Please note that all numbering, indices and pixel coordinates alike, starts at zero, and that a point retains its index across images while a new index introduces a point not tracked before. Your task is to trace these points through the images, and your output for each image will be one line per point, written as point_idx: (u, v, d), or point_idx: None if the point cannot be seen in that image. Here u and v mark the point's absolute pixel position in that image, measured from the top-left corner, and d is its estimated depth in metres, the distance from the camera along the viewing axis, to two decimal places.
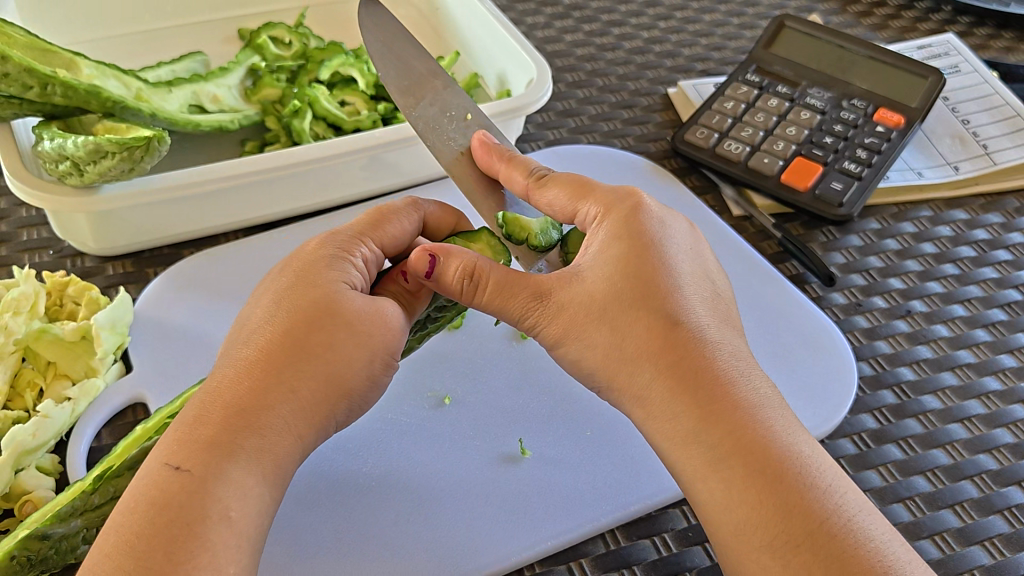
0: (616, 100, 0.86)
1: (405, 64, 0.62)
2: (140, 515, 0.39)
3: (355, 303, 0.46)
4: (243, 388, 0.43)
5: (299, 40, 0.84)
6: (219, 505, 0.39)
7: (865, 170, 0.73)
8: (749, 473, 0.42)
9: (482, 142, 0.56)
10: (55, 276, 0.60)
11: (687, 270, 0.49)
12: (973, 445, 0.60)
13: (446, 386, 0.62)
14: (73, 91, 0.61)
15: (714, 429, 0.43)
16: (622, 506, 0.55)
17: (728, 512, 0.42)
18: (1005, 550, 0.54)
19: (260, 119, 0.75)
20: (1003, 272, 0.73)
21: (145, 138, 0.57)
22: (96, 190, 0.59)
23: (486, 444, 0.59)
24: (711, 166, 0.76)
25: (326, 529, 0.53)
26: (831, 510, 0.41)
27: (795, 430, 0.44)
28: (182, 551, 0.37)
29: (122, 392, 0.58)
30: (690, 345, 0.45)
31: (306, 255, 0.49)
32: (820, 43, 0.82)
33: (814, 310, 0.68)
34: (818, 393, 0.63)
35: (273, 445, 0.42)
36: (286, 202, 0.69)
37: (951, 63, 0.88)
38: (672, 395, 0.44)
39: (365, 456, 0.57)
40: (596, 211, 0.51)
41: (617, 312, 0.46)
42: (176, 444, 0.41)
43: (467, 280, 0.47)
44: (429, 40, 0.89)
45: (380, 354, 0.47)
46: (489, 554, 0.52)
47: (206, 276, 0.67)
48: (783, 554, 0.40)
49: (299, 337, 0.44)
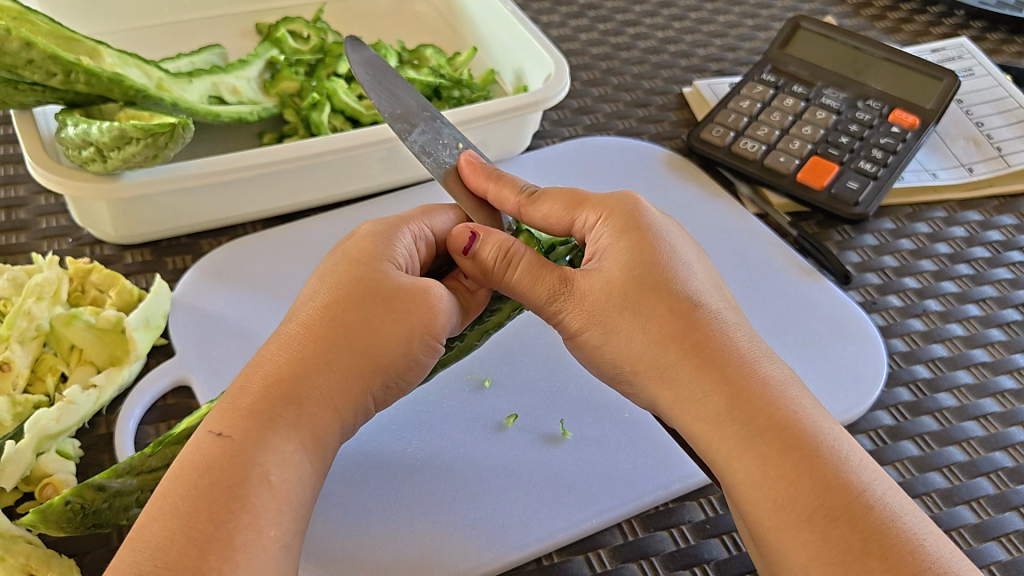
0: (631, 99, 0.86)
1: (397, 97, 0.59)
2: (186, 478, 0.39)
3: (397, 280, 0.47)
4: (282, 359, 0.44)
5: (317, 35, 0.84)
6: (260, 469, 0.40)
7: (881, 170, 0.73)
8: (784, 448, 0.42)
9: (469, 161, 0.55)
10: (79, 263, 0.61)
11: (694, 262, 0.51)
12: (989, 442, 0.60)
13: (486, 369, 0.63)
14: (96, 78, 0.61)
15: (745, 407, 0.44)
16: (664, 486, 0.56)
17: (762, 489, 0.42)
18: (1022, 546, 0.55)
19: (278, 112, 0.75)
20: (1017, 273, 0.73)
21: (169, 125, 0.57)
22: (118, 177, 0.60)
23: (526, 427, 0.59)
24: (726, 164, 0.77)
25: (352, 509, 0.53)
26: (864, 483, 0.42)
27: (820, 410, 0.45)
28: (226, 512, 0.38)
29: (165, 375, 0.59)
30: (709, 327, 0.46)
31: (361, 232, 0.51)
32: (835, 44, 0.83)
33: (845, 299, 0.69)
34: (849, 378, 0.63)
35: (311, 417, 0.43)
36: (311, 191, 0.69)
37: (964, 66, 0.89)
38: (699, 375, 0.45)
39: (405, 437, 0.57)
40: (595, 216, 0.52)
41: (638, 296, 0.47)
42: (221, 413, 0.42)
43: (501, 259, 0.50)
44: (446, 37, 0.90)
45: (418, 332, 0.46)
46: (526, 534, 0.53)
47: (244, 262, 0.67)
48: (822, 526, 0.40)
49: (337, 311, 0.45)
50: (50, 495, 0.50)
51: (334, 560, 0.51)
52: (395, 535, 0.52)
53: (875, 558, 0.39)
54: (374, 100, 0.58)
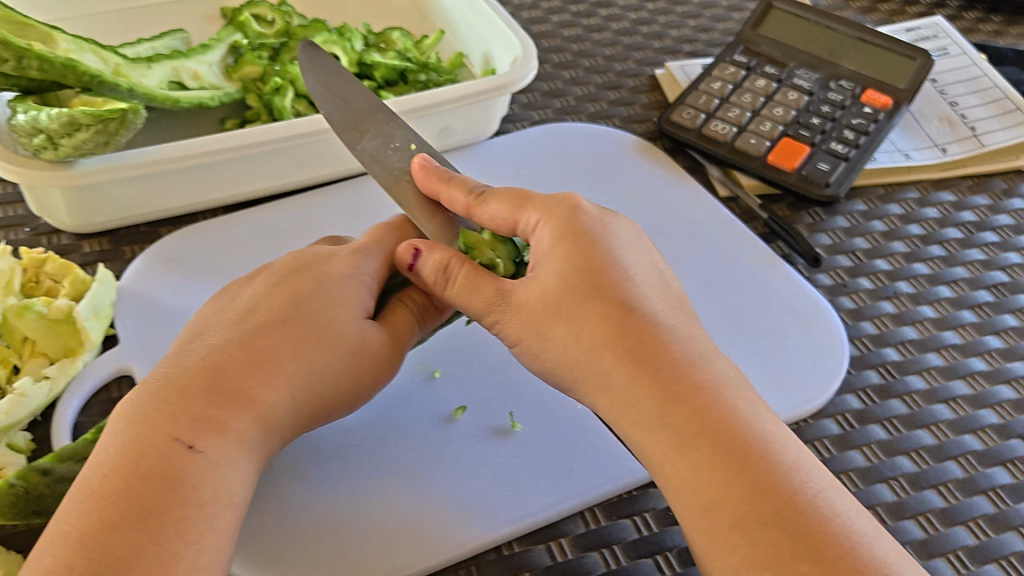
0: (602, 81, 0.85)
1: (348, 101, 0.62)
2: (151, 487, 0.39)
3: (351, 328, 0.50)
4: (246, 377, 0.45)
5: (282, 19, 0.82)
6: (228, 491, 0.42)
7: (852, 151, 0.73)
8: (717, 452, 0.42)
9: (422, 165, 0.56)
10: (33, 253, 0.60)
11: (635, 264, 0.50)
12: (958, 425, 0.60)
13: (437, 360, 0.61)
14: (50, 64, 0.60)
15: (677, 412, 0.43)
16: (614, 478, 0.55)
17: (695, 494, 0.41)
18: (989, 530, 0.54)
19: (240, 97, 0.73)
20: (990, 254, 0.72)
21: (120, 110, 0.56)
22: (72, 164, 0.58)
23: (478, 418, 0.58)
24: (697, 146, 0.76)
25: (302, 502, 0.52)
26: (796, 486, 0.41)
27: (757, 411, 0.45)
28: (195, 530, 0.39)
29: (105, 366, 0.58)
30: (647, 331, 0.46)
31: (326, 267, 0.53)
32: (808, 24, 0.82)
33: (807, 288, 0.68)
34: (810, 368, 0.62)
35: (261, 444, 0.45)
36: (264, 180, 0.68)
37: (939, 45, 0.88)
38: (633, 381, 0.44)
39: (364, 426, 0.57)
40: (537, 218, 0.51)
41: (573, 306, 0.47)
42: (180, 418, 0.42)
43: (440, 274, 0.51)
44: (415, 19, 0.88)
45: (370, 379, 0.51)
46: (474, 528, 0.52)
47: (193, 253, 0.66)
48: (751, 531, 0.39)
49: (297, 343, 0.48)
50: None
51: (276, 557, 0.50)
52: (350, 527, 0.51)
53: (805, 561, 0.38)
54: (325, 109, 0.62)
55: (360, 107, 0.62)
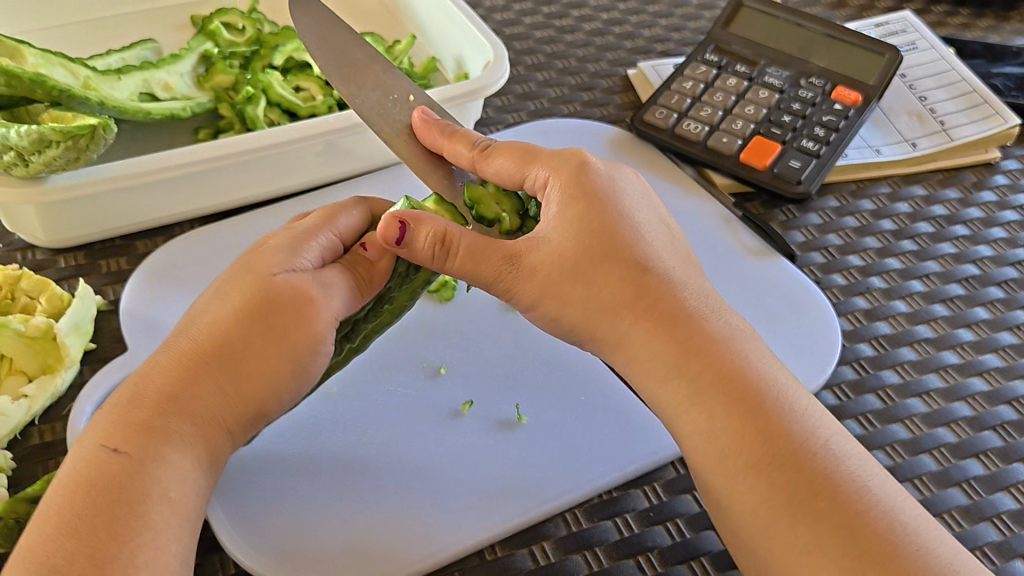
0: (576, 83, 0.85)
1: (343, 50, 0.61)
2: (79, 496, 0.39)
3: (286, 286, 0.46)
4: (174, 374, 0.44)
5: (254, 26, 0.82)
6: (159, 487, 0.40)
7: (823, 148, 0.73)
8: (730, 400, 0.45)
9: (422, 120, 0.56)
10: (8, 270, 0.60)
11: (644, 219, 0.52)
12: (932, 418, 0.61)
13: (440, 356, 0.62)
14: (18, 79, 0.59)
15: (694, 364, 0.46)
16: (620, 468, 0.56)
17: (712, 440, 0.45)
18: (963, 521, 0.55)
19: (213, 106, 0.73)
20: (961, 247, 0.73)
21: (89, 126, 0.56)
22: (44, 181, 0.58)
23: (484, 412, 0.59)
24: (670, 146, 0.76)
25: (283, 509, 0.52)
26: (807, 432, 0.45)
27: (767, 360, 0.48)
28: (125, 530, 0.39)
29: (113, 374, 0.57)
30: (661, 289, 0.49)
31: (264, 246, 0.49)
32: (777, 23, 0.82)
33: (798, 274, 0.69)
34: (804, 355, 0.64)
35: (207, 432, 0.43)
36: (245, 188, 0.68)
37: (907, 40, 0.89)
38: (652, 337, 0.47)
39: (364, 429, 0.57)
40: (545, 174, 0.51)
41: (589, 266, 0.48)
42: (111, 424, 0.42)
43: (439, 246, 0.47)
44: (387, 24, 0.88)
45: (308, 346, 0.46)
46: (481, 520, 0.53)
47: (192, 257, 0.66)
48: (767, 473, 0.43)
49: (230, 329, 0.45)
50: None
51: (288, 553, 0.50)
52: (332, 535, 0.51)
53: (822, 498, 0.42)
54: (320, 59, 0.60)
55: (356, 55, 0.61)
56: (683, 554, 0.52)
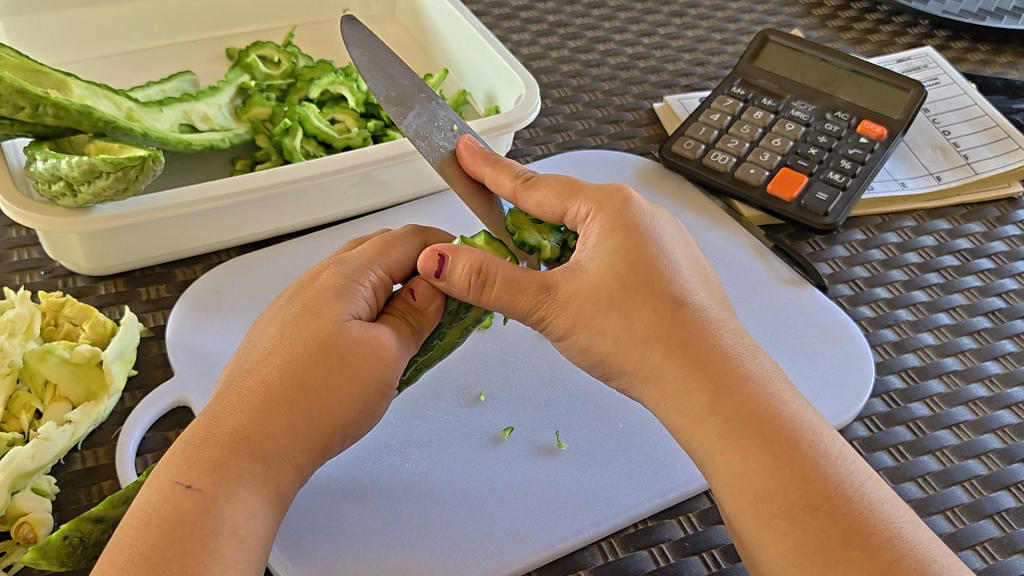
0: (603, 115, 0.87)
1: (392, 78, 0.61)
2: (153, 530, 0.41)
3: (352, 333, 0.48)
4: (245, 414, 0.45)
5: (288, 59, 0.84)
6: (230, 523, 0.42)
7: (849, 180, 0.74)
8: (765, 443, 0.45)
9: (467, 147, 0.56)
10: (52, 296, 0.62)
11: (682, 257, 0.51)
12: (963, 451, 0.61)
13: (482, 383, 0.63)
14: (65, 112, 0.61)
15: (726, 405, 0.46)
16: (660, 494, 0.57)
17: (745, 483, 0.45)
18: (996, 553, 0.55)
19: (250, 137, 0.75)
20: (986, 280, 0.74)
21: (139, 158, 0.57)
22: (89, 211, 0.59)
23: (523, 438, 0.60)
24: (698, 177, 0.78)
25: (329, 537, 0.53)
26: (842, 476, 0.45)
27: (802, 404, 0.48)
28: (197, 564, 0.40)
29: (164, 397, 0.59)
30: (696, 325, 0.48)
31: (319, 284, 0.50)
32: (804, 57, 0.84)
33: (831, 306, 0.70)
34: (838, 384, 0.65)
35: (277, 472, 0.45)
36: (289, 217, 0.70)
37: (930, 75, 0.90)
38: (683, 373, 0.47)
39: (403, 455, 0.58)
40: (587, 209, 0.52)
41: (624, 299, 0.48)
42: (183, 462, 0.43)
43: (475, 279, 0.48)
44: (417, 58, 0.90)
45: (374, 387, 0.48)
46: (522, 546, 0.54)
47: (238, 285, 0.68)
48: (802, 517, 0.44)
49: (298, 372, 0.46)
50: (25, 535, 0.50)
51: None
52: (373, 562, 0.52)
53: (856, 547, 0.43)
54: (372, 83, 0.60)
55: (405, 85, 0.61)
56: None
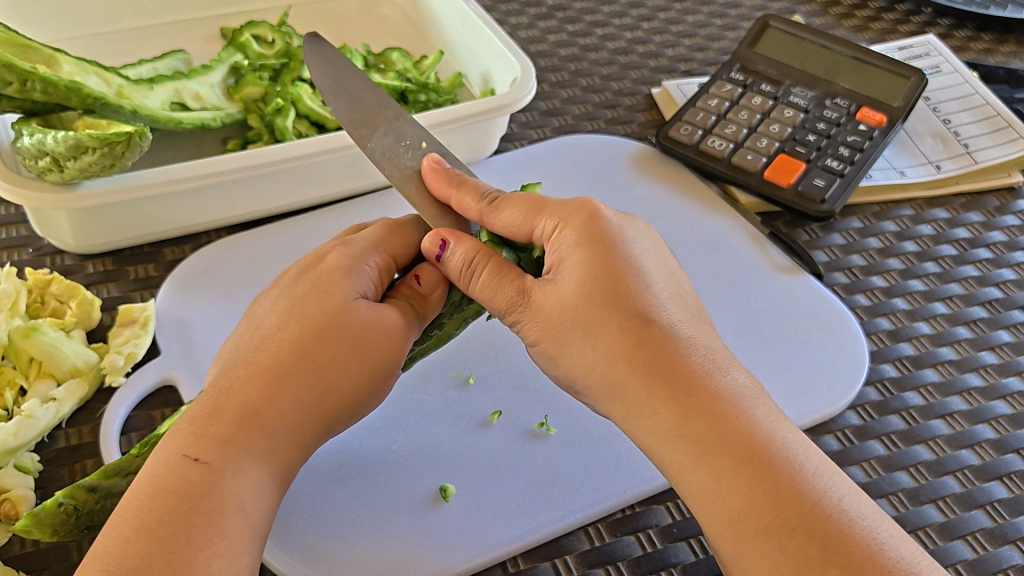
0: (600, 100, 0.86)
1: (356, 97, 0.60)
2: (159, 501, 0.40)
3: (362, 311, 0.48)
4: (255, 389, 0.44)
5: (282, 39, 0.83)
6: (236, 498, 0.41)
7: (848, 168, 0.73)
8: (737, 463, 0.43)
9: (432, 167, 0.54)
10: (39, 274, 0.61)
11: (653, 271, 0.49)
12: (956, 441, 0.60)
13: (470, 366, 0.63)
14: (53, 87, 0.60)
15: (695, 425, 0.44)
16: (648, 480, 0.56)
17: (718, 503, 0.43)
18: (988, 544, 0.55)
19: (242, 117, 0.74)
20: (984, 270, 0.73)
21: (126, 134, 0.56)
22: (76, 187, 0.59)
23: (512, 423, 0.59)
24: (694, 162, 0.77)
25: (313, 518, 0.53)
26: (820, 493, 0.42)
27: (776, 419, 0.45)
28: (203, 538, 0.39)
29: (150, 375, 0.59)
30: (665, 342, 0.45)
31: (326, 263, 0.50)
32: (804, 43, 0.83)
33: (828, 294, 0.69)
34: (833, 372, 0.64)
35: (281, 450, 0.44)
36: (280, 197, 0.69)
37: (932, 63, 0.89)
38: (650, 393, 0.45)
39: (389, 437, 0.57)
40: (553, 225, 0.50)
41: (589, 315, 0.46)
42: (191, 436, 0.43)
43: (467, 268, 0.50)
44: (414, 39, 0.89)
45: (382, 365, 0.48)
46: (509, 530, 0.53)
47: (226, 263, 0.67)
48: (778, 538, 0.41)
49: (307, 348, 0.46)
50: (7, 512, 0.50)
51: (319, 557, 0.51)
52: (359, 544, 0.52)
53: (835, 566, 0.40)
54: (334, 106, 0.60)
55: (369, 102, 0.60)
56: (706, 569, 0.52)
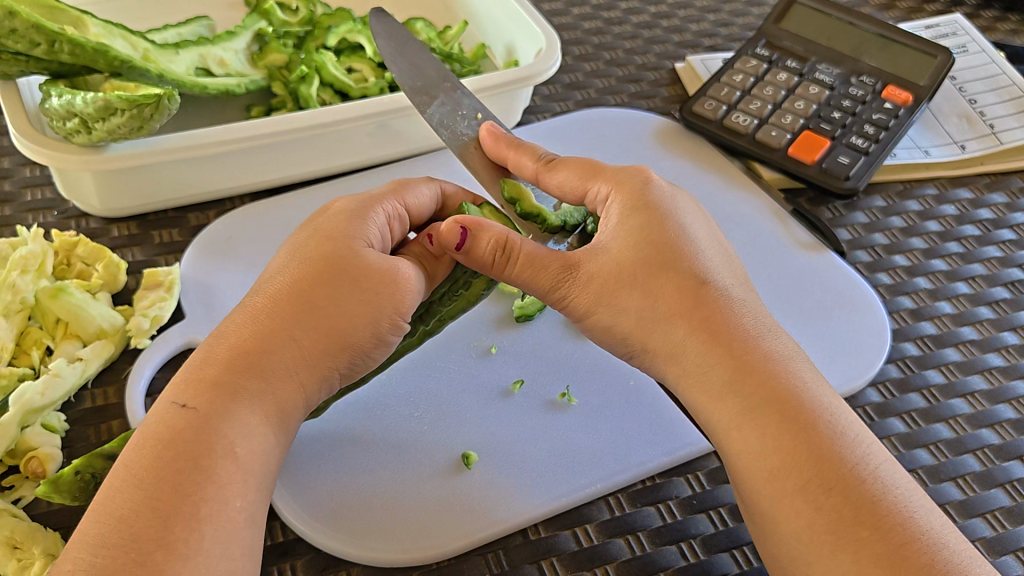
0: (623, 74, 0.85)
1: (418, 68, 0.63)
2: (149, 449, 0.40)
3: (362, 255, 0.48)
4: (247, 330, 0.45)
5: (306, 7, 0.83)
6: (225, 441, 0.41)
7: (872, 145, 0.73)
8: (784, 419, 0.43)
9: (491, 132, 0.56)
10: (65, 236, 0.61)
11: (704, 238, 0.50)
12: (976, 419, 0.60)
13: (492, 336, 0.63)
14: (81, 49, 0.60)
15: (748, 381, 0.44)
16: (669, 452, 0.56)
17: (759, 460, 0.43)
18: (1006, 522, 0.55)
19: (266, 84, 0.75)
20: (1007, 251, 0.73)
21: (155, 96, 0.56)
22: (103, 149, 0.59)
23: (533, 391, 0.60)
24: (717, 137, 0.77)
25: (334, 482, 0.53)
26: (858, 457, 0.42)
27: (823, 386, 0.46)
28: (191, 483, 0.39)
29: (174, 338, 0.59)
30: (719, 305, 0.47)
31: (330, 213, 0.51)
32: (831, 21, 0.82)
33: (844, 267, 0.70)
34: (854, 350, 0.64)
35: (275, 390, 0.44)
36: (301, 164, 0.69)
37: (959, 42, 0.88)
38: (706, 350, 0.45)
39: (412, 404, 0.58)
40: (606, 190, 0.51)
41: (647, 277, 0.47)
42: (181, 383, 0.43)
43: (499, 254, 0.47)
44: (438, 9, 0.88)
45: (387, 313, 0.47)
46: (522, 498, 0.53)
47: (251, 229, 0.68)
48: (814, 496, 0.41)
49: (304, 289, 0.46)
50: (34, 469, 0.50)
51: (343, 520, 0.51)
52: (377, 510, 0.52)
53: (868, 527, 0.40)
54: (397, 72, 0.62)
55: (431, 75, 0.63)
56: (725, 541, 0.52)
